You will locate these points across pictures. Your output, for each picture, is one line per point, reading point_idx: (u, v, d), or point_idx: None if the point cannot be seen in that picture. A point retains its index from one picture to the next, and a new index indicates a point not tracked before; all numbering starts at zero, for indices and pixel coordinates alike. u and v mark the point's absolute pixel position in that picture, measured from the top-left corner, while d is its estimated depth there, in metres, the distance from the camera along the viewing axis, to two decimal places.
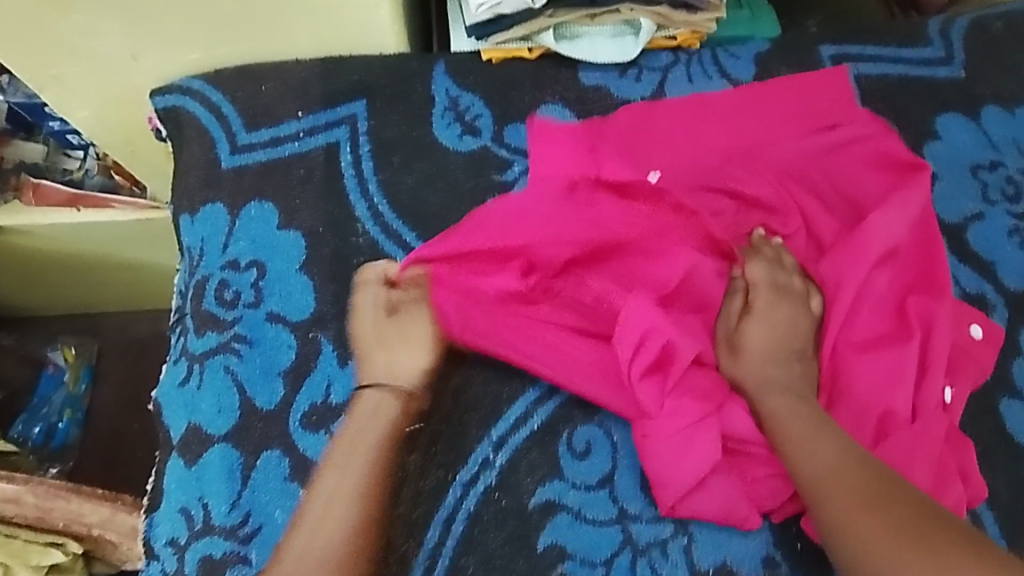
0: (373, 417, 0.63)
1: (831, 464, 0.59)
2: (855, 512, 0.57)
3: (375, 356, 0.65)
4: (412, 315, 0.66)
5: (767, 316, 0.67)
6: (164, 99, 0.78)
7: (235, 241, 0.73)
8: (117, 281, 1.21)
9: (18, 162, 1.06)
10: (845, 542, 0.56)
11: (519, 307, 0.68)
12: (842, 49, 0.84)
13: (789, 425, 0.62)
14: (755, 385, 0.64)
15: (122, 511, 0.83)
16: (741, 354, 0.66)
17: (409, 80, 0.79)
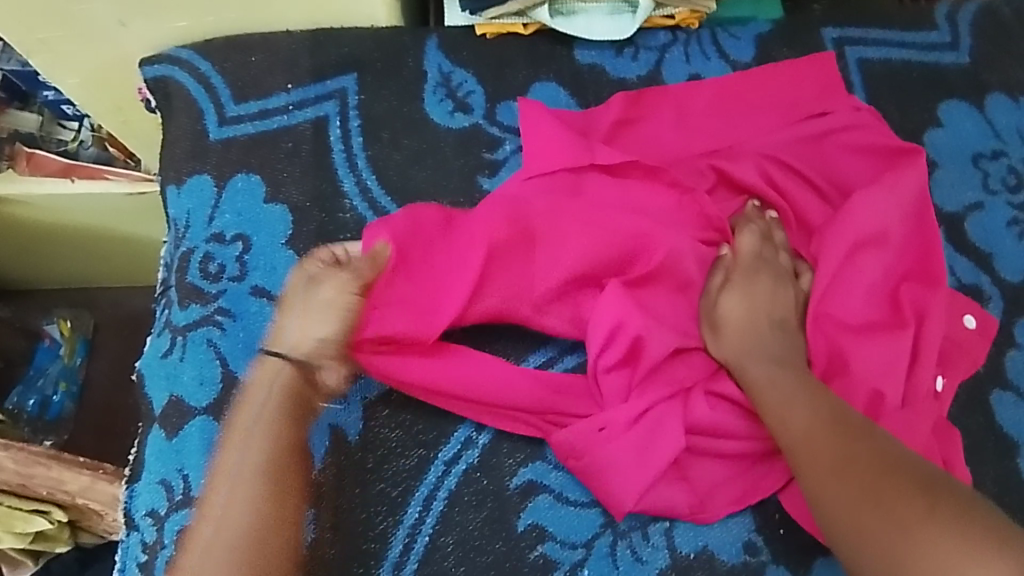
0: (277, 381, 0.62)
1: (804, 429, 0.59)
2: (826, 476, 0.57)
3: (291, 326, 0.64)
4: (337, 281, 0.64)
5: (746, 287, 0.67)
6: (153, 69, 0.77)
7: (219, 214, 0.72)
8: (114, 259, 1.22)
9: (12, 131, 1.06)
10: (819, 508, 0.57)
11: (455, 291, 0.66)
12: (846, 32, 0.82)
13: (768, 395, 0.62)
14: (737, 356, 0.65)
15: (103, 479, 0.83)
16: (724, 329, 0.66)
17: (401, 55, 0.78)
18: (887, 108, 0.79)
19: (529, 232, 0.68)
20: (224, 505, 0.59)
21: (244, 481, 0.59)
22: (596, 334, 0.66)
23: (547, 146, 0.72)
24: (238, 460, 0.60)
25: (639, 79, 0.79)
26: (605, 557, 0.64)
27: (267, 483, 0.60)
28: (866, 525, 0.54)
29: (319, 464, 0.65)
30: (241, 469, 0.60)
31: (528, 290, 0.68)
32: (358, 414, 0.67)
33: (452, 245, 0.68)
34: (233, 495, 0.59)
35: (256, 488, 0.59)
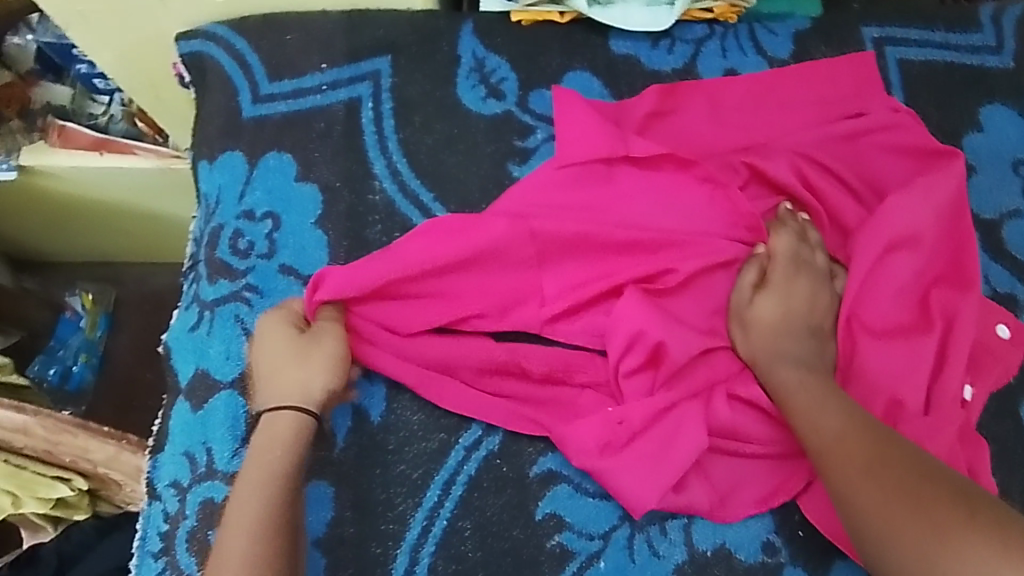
0: (286, 433, 0.60)
1: (835, 432, 0.59)
2: (857, 480, 0.56)
3: (274, 379, 0.62)
4: (321, 333, 0.64)
5: (784, 290, 0.67)
6: (189, 44, 0.77)
7: (251, 191, 0.73)
8: (126, 228, 1.25)
9: (45, 104, 1.08)
10: (849, 507, 0.56)
11: (476, 267, 0.68)
12: (887, 31, 0.81)
13: (795, 396, 0.62)
14: (768, 359, 0.64)
15: (128, 450, 0.83)
16: (754, 328, 0.66)
17: (435, 39, 0.78)
18: (926, 110, 0.78)
19: (553, 228, 0.68)
20: (229, 525, 0.56)
21: (251, 500, 0.56)
22: (619, 336, 0.66)
23: (581, 135, 0.71)
24: (247, 483, 0.58)
25: (674, 72, 0.78)
26: (622, 550, 0.64)
27: (275, 501, 0.57)
28: (901, 527, 0.52)
29: (340, 443, 0.66)
30: (244, 490, 0.57)
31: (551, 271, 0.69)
32: (382, 396, 0.67)
33: (459, 239, 0.67)
34: (241, 515, 0.56)
35: (263, 508, 0.56)
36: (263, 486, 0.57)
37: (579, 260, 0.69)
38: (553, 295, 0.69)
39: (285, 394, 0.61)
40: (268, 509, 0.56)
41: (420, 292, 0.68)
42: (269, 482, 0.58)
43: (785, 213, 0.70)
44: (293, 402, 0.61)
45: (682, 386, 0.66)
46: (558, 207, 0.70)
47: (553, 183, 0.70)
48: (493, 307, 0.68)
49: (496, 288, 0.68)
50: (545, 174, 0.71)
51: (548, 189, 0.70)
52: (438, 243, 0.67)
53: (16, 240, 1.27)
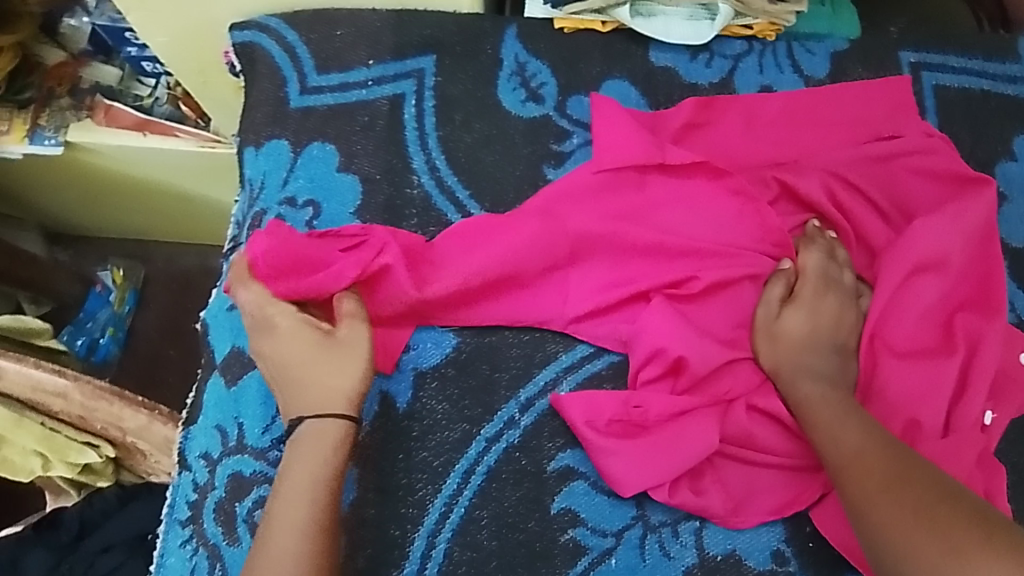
0: (336, 441, 0.63)
1: (854, 449, 0.60)
2: (875, 498, 0.57)
3: (315, 387, 0.64)
4: (354, 337, 0.66)
5: (811, 305, 0.68)
6: (241, 34, 0.80)
7: (294, 178, 0.75)
8: (159, 207, 1.33)
9: (93, 83, 1.15)
10: (864, 523, 0.57)
11: (503, 251, 0.70)
12: (925, 57, 0.81)
13: (815, 410, 0.63)
14: (791, 372, 0.66)
15: (158, 421, 0.82)
16: (780, 341, 0.67)
17: (479, 41, 0.80)
18: (960, 136, 0.79)
19: (582, 234, 0.71)
20: (276, 520, 0.60)
21: (296, 500, 0.61)
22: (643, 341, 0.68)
23: (616, 141, 0.74)
24: (292, 486, 0.61)
25: (711, 86, 0.79)
26: (634, 549, 0.65)
27: (318, 506, 0.61)
28: (918, 545, 0.53)
29: (366, 427, 0.68)
30: (292, 492, 0.61)
31: (579, 270, 0.72)
32: (409, 383, 0.70)
33: (490, 236, 0.71)
34: (287, 512, 0.60)
35: (306, 515, 0.60)
36: (309, 490, 0.61)
37: (607, 265, 0.71)
38: (580, 284, 0.71)
39: (330, 403, 0.64)
40: (311, 516, 0.60)
41: (446, 288, 0.69)
42: (313, 483, 0.61)
43: (813, 230, 0.71)
44: (340, 410, 0.64)
45: (701, 393, 0.68)
46: (589, 211, 0.72)
47: (586, 188, 0.73)
48: (520, 295, 0.71)
49: (520, 300, 0.71)
50: (577, 180, 0.73)
51: (582, 193, 0.73)
52: (468, 233, 0.72)
53: (60, 217, 1.41)
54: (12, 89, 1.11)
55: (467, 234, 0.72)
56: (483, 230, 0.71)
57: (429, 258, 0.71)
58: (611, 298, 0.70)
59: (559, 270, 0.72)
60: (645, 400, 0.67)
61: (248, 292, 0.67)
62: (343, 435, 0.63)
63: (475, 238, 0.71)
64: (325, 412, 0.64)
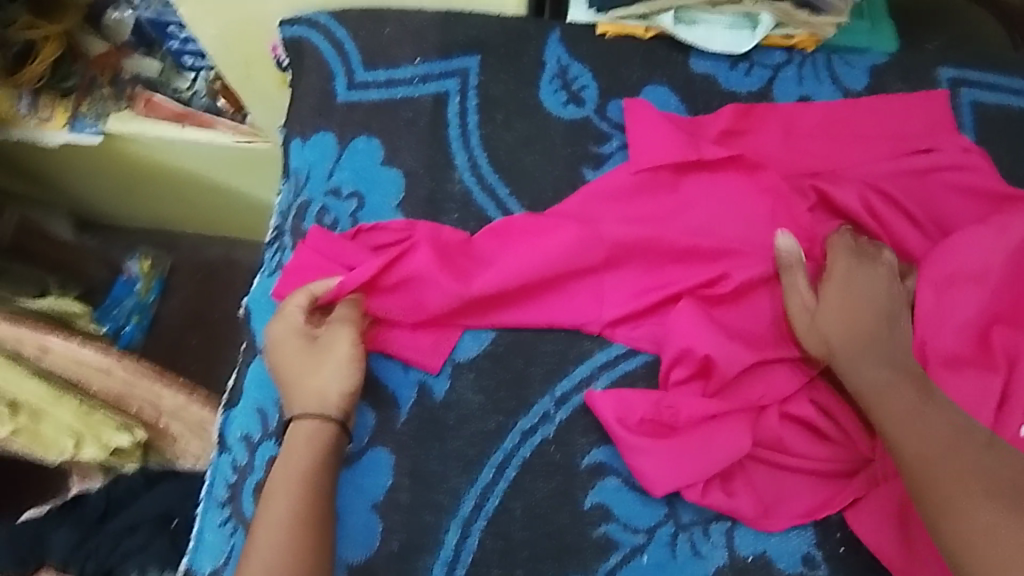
0: (309, 437, 0.65)
1: (943, 444, 0.59)
2: (965, 493, 0.56)
3: (300, 388, 0.67)
4: (335, 340, 0.68)
5: (844, 281, 0.70)
6: (291, 29, 0.82)
7: (339, 170, 0.77)
8: (191, 197, 1.35)
9: (134, 75, 1.18)
10: (940, 519, 0.57)
11: (539, 255, 0.71)
12: (963, 74, 0.82)
13: (890, 400, 0.63)
14: (849, 363, 0.66)
15: (196, 402, 0.85)
16: (828, 323, 0.68)
17: (523, 43, 0.81)
18: (995, 153, 0.80)
19: (618, 239, 0.72)
20: (268, 515, 0.61)
21: (282, 494, 0.62)
22: (678, 342, 0.68)
23: (656, 145, 0.75)
24: (275, 482, 0.63)
25: (750, 94, 0.80)
26: (664, 546, 0.66)
27: (303, 502, 0.62)
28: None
29: (403, 415, 0.70)
30: (278, 492, 0.62)
31: (617, 273, 0.73)
32: (446, 373, 0.71)
33: (527, 241, 0.73)
34: (277, 507, 0.61)
35: (289, 508, 0.61)
36: (297, 481, 0.62)
37: (639, 270, 0.73)
38: (614, 288, 0.73)
39: (306, 401, 0.66)
40: (297, 509, 0.61)
41: (480, 288, 0.71)
42: (299, 477, 0.63)
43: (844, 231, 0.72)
44: (314, 410, 0.66)
45: (735, 396, 0.68)
46: (625, 215, 0.74)
47: (622, 189, 0.75)
48: (554, 299, 0.72)
49: (555, 304, 0.72)
50: (614, 186, 0.75)
51: (622, 195, 0.75)
52: (506, 233, 0.73)
53: (92, 205, 1.44)
54: (58, 76, 1.14)
55: (510, 233, 0.73)
56: (519, 233, 0.73)
57: (467, 260, 0.73)
58: (644, 304, 0.71)
59: (593, 277, 0.73)
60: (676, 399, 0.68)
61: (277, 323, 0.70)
62: (316, 430, 0.65)
63: (513, 239, 0.73)
64: (298, 411, 0.66)
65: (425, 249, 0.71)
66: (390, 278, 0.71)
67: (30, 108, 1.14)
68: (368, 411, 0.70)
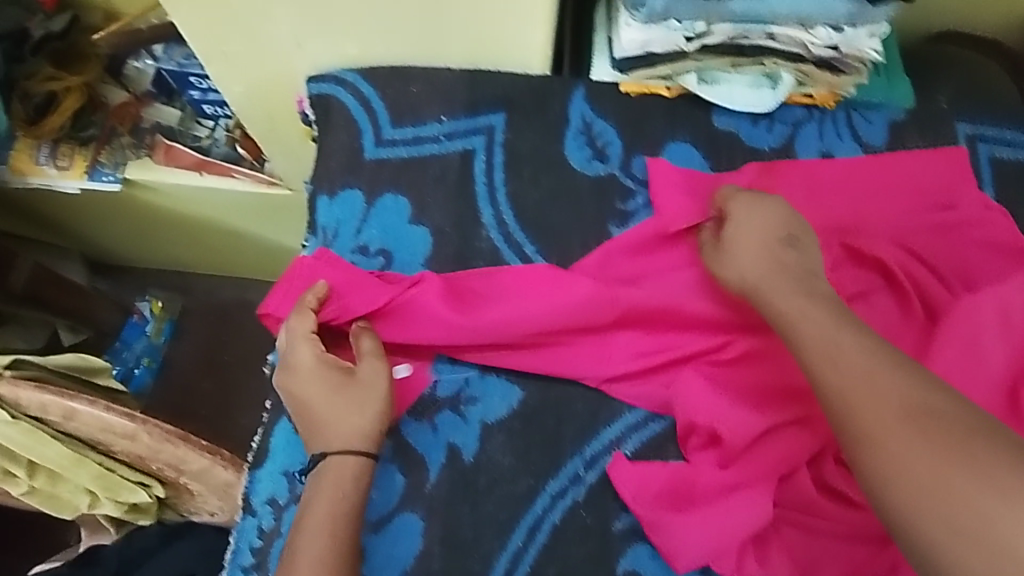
0: (349, 475, 0.64)
1: (860, 371, 0.53)
2: (879, 413, 0.51)
3: (334, 422, 0.66)
4: (371, 376, 0.68)
5: (751, 213, 0.69)
6: (318, 86, 0.83)
7: (367, 228, 0.78)
8: (206, 241, 1.36)
9: (154, 123, 1.18)
10: (863, 453, 0.51)
11: (547, 300, 0.71)
12: (980, 129, 0.84)
13: (806, 326, 0.58)
14: (757, 281, 0.64)
15: (220, 465, 0.82)
16: (733, 254, 0.67)
17: (548, 100, 0.82)
18: (1015, 209, 0.80)
19: (631, 296, 0.71)
20: (301, 554, 0.60)
21: (320, 532, 0.61)
22: (712, 405, 0.68)
23: (685, 204, 0.76)
24: (309, 521, 0.62)
25: (772, 151, 0.81)
26: None
27: (341, 544, 0.61)
28: (957, 490, 0.45)
29: (433, 478, 0.69)
30: (314, 533, 0.61)
31: (630, 324, 0.72)
32: (475, 435, 0.70)
33: (536, 286, 0.72)
34: (312, 547, 0.60)
35: (327, 548, 0.60)
36: (336, 521, 0.62)
37: (647, 330, 0.72)
38: (627, 338, 0.72)
39: (344, 437, 0.65)
40: (335, 550, 0.60)
41: (491, 335, 0.71)
42: (339, 516, 0.62)
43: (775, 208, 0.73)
44: (355, 448, 0.65)
45: (767, 458, 0.67)
46: (642, 265, 0.75)
47: (645, 240, 0.75)
48: (561, 346, 0.72)
49: (563, 353, 0.72)
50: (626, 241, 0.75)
51: (641, 245, 0.75)
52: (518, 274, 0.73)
53: (104, 248, 1.44)
54: (77, 126, 1.14)
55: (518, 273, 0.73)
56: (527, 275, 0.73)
57: (477, 301, 0.72)
58: (649, 363, 0.71)
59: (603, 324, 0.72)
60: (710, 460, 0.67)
61: (305, 351, 0.69)
62: (356, 470, 0.64)
63: (523, 281, 0.73)
64: (339, 448, 0.65)
65: (435, 283, 0.72)
66: (409, 322, 0.71)
67: (49, 158, 1.14)
68: (397, 474, 0.69)
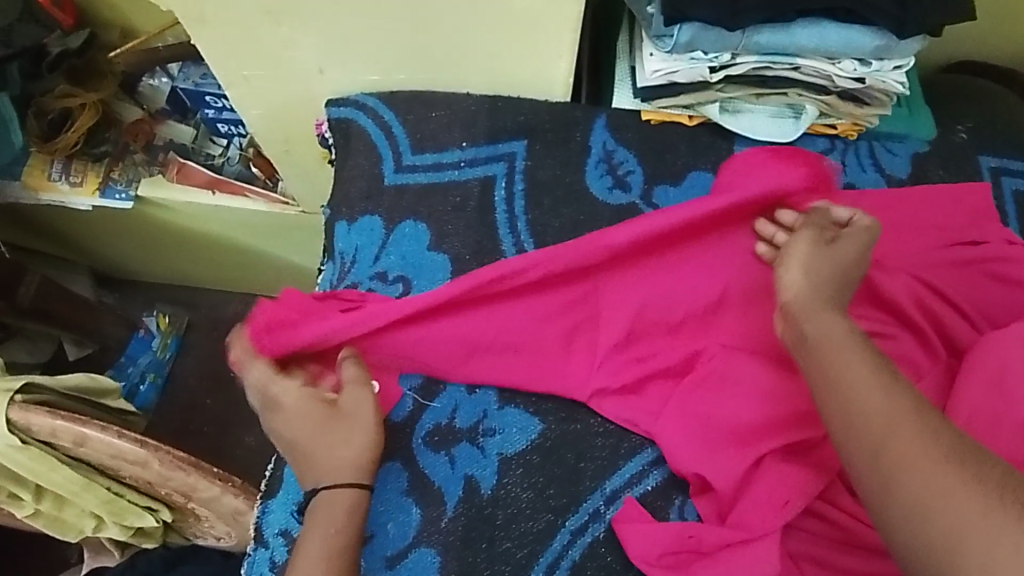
0: (343, 512, 0.61)
1: (887, 402, 0.50)
2: (898, 440, 0.48)
3: (320, 457, 0.62)
4: (356, 406, 0.64)
5: (813, 245, 0.64)
6: (338, 110, 0.83)
7: (385, 255, 0.77)
8: (215, 257, 1.35)
9: (167, 141, 1.17)
10: (894, 480, 0.47)
11: (533, 308, 0.71)
12: (1004, 162, 0.83)
13: (835, 350, 0.55)
14: (804, 311, 0.59)
15: (230, 493, 0.80)
16: (786, 281, 0.63)
17: (570, 128, 0.82)
18: None
19: (618, 303, 0.71)
20: None
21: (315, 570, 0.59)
22: (738, 441, 0.66)
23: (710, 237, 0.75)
24: (303, 558, 0.60)
25: None
26: None
27: None
28: (994, 533, 0.42)
29: (450, 513, 0.67)
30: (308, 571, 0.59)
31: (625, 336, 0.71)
32: (494, 469, 0.69)
33: (523, 295, 0.71)
34: None
35: None
36: (331, 559, 0.59)
37: (625, 346, 0.71)
38: (620, 351, 0.71)
39: (337, 473, 0.62)
40: None
41: (477, 342, 0.71)
42: (335, 554, 0.60)
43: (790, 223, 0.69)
44: (347, 482, 0.62)
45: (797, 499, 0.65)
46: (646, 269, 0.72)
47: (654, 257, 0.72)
48: (550, 356, 0.71)
49: (552, 363, 0.71)
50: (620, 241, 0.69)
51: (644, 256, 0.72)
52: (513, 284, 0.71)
53: (113, 263, 1.43)
54: (91, 143, 1.13)
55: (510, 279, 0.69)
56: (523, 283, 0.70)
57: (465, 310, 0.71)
58: (629, 378, 0.70)
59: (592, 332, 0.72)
60: (722, 503, 0.65)
61: (283, 386, 0.65)
62: (350, 505, 0.62)
63: (514, 289, 0.71)
64: (330, 484, 0.62)
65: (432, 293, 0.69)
66: (396, 330, 0.69)
67: (62, 173, 1.14)
68: (413, 507, 0.68)
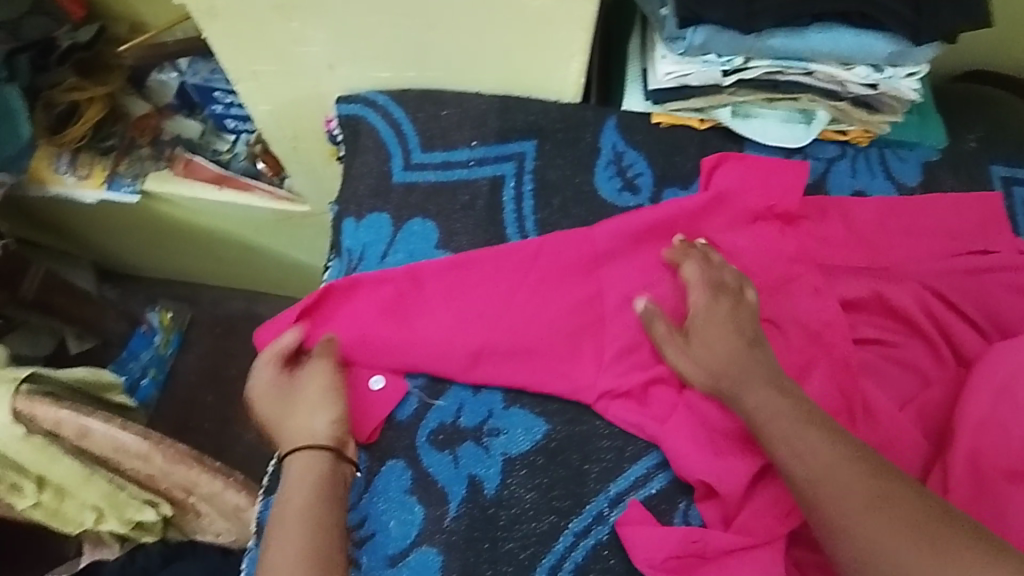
0: (307, 470, 0.65)
1: (824, 459, 0.58)
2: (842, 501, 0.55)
3: (289, 426, 0.68)
4: (312, 375, 0.70)
5: (710, 318, 0.69)
6: (349, 107, 0.83)
7: (393, 252, 0.76)
8: (220, 254, 1.35)
9: (174, 136, 1.18)
10: (840, 540, 0.55)
11: (541, 310, 0.72)
12: (1014, 172, 0.83)
13: (773, 420, 0.62)
14: (731, 386, 0.65)
15: (231, 489, 0.78)
16: (703, 359, 0.67)
17: (580, 129, 0.82)
18: None
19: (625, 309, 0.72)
20: (274, 552, 0.61)
21: (290, 528, 0.62)
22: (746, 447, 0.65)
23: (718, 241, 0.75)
24: (277, 520, 0.63)
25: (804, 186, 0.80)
26: None
27: (313, 539, 0.61)
28: None
29: (453, 512, 0.67)
30: (283, 531, 0.61)
31: (632, 339, 0.71)
32: (498, 470, 0.68)
33: (527, 297, 0.72)
34: (284, 545, 0.61)
35: (302, 543, 0.61)
36: (304, 517, 0.62)
37: (631, 347, 0.71)
38: (628, 354, 0.71)
39: (300, 437, 0.67)
40: (306, 546, 0.61)
41: (485, 343, 0.70)
42: (308, 512, 0.62)
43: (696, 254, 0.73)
44: (307, 442, 0.67)
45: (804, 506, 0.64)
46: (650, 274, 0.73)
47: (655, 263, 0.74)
48: (558, 357, 0.71)
49: (560, 364, 0.71)
50: (612, 243, 0.73)
51: (646, 261, 0.74)
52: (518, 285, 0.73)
53: (117, 257, 1.43)
54: (98, 136, 1.14)
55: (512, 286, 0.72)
56: (523, 286, 0.73)
57: (471, 310, 0.72)
58: (636, 381, 0.69)
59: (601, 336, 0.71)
60: (726, 507, 0.65)
61: (262, 378, 0.71)
62: (312, 463, 0.66)
63: (519, 291, 0.72)
64: (292, 447, 0.67)
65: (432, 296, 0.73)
66: (403, 330, 0.71)
67: (69, 166, 1.14)
68: (417, 506, 0.67)
